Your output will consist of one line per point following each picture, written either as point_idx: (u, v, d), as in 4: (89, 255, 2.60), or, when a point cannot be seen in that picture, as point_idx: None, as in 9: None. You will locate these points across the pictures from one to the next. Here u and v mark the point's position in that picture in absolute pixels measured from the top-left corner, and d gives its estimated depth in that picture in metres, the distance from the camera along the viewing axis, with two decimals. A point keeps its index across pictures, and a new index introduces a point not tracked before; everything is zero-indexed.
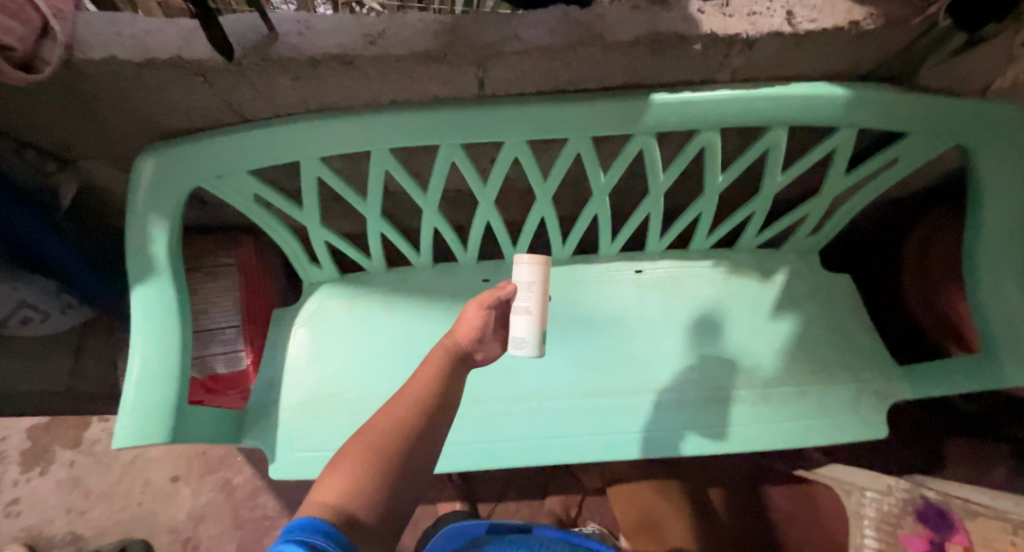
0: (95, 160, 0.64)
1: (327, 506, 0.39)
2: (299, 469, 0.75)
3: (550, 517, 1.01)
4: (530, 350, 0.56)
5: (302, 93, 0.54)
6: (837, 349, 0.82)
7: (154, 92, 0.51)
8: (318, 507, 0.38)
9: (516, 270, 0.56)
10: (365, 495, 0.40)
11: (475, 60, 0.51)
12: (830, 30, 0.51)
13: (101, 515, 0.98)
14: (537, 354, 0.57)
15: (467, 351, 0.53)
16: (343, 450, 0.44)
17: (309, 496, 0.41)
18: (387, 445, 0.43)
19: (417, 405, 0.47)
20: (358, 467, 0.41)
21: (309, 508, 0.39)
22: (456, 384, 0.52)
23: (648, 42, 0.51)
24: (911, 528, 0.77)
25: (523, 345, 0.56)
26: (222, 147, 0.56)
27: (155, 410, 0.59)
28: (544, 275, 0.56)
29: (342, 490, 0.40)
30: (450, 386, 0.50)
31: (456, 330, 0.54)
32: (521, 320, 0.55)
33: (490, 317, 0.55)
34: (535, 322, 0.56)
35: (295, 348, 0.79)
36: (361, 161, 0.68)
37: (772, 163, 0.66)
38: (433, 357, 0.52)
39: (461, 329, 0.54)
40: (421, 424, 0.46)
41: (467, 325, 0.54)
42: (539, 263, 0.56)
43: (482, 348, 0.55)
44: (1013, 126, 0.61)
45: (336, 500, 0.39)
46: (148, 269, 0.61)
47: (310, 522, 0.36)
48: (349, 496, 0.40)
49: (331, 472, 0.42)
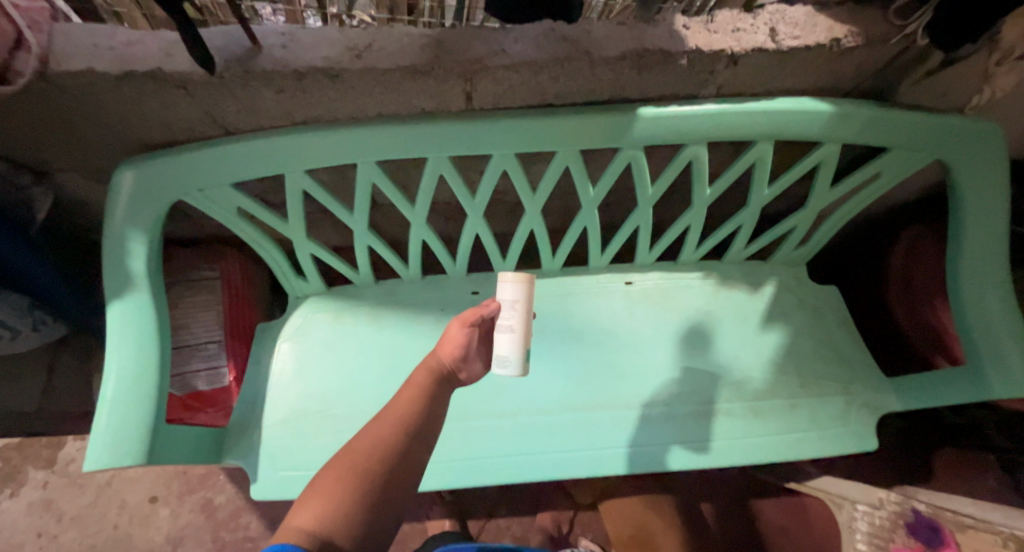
0: (71, 172, 0.62)
1: (302, 531, 0.37)
2: (280, 490, 0.72)
3: (541, 533, 0.99)
4: (513, 370, 0.56)
5: (287, 106, 0.53)
6: (826, 360, 0.82)
7: (134, 105, 0.50)
8: (296, 531, 0.37)
9: (500, 289, 0.57)
10: (343, 520, 0.39)
11: (462, 74, 0.51)
12: (812, 47, 0.52)
13: (74, 539, 0.94)
14: (520, 374, 0.56)
15: (450, 369, 0.53)
16: (321, 473, 0.42)
17: (285, 521, 0.39)
18: (368, 468, 0.42)
19: (398, 428, 0.46)
20: (337, 490, 0.40)
21: (283, 534, 0.37)
22: (439, 404, 0.51)
23: (635, 57, 0.51)
24: (904, 541, 0.76)
25: (507, 364, 0.55)
26: (204, 159, 0.55)
27: (129, 431, 0.57)
28: (527, 293, 0.56)
29: (319, 515, 0.39)
30: (432, 407, 0.50)
31: (440, 347, 0.54)
32: (504, 338, 0.55)
33: (474, 335, 0.55)
34: (517, 341, 0.55)
35: (279, 364, 0.77)
36: (348, 174, 0.68)
37: (759, 176, 0.66)
38: (415, 377, 0.51)
39: (444, 347, 0.53)
40: (405, 439, 0.46)
41: (450, 343, 0.53)
42: (522, 281, 0.56)
43: (467, 367, 0.54)
44: (992, 141, 0.62)
45: (312, 525, 0.38)
46: (125, 284, 0.59)
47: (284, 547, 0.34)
48: (326, 521, 0.38)
49: (310, 494, 0.40)
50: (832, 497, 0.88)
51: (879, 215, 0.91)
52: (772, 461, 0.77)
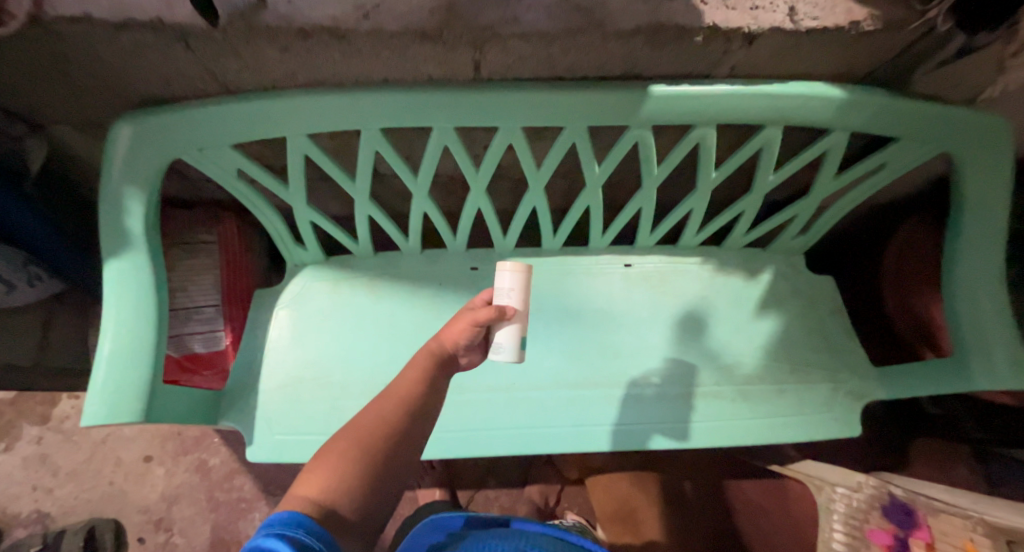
0: (67, 126, 0.61)
1: (310, 500, 0.39)
2: (274, 452, 0.73)
3: (529, 505, 1.02)
4: (507, 356, 0.53)
5: (291, 66, 0.51)
6: (817, 347, 0.84)
7: (132, 58, 0.49)
8: (302, 500, 0.39)
9: (498, 277, 0.53)
10: (348, 491, 0.41)
11: (472, 41, 0.49)
12: (831, 29, 0.50)
13: (69, 493, 0.96)
14: (516, 360, 0.54)
15: (450, 354, 0.53)
16: (328, 443, 0.44)
17: (291, 489, 0.41)
18: (370, 446, 0.44)
19: (399, 410, 0.47)
20: (339, 465, 0.42)
21: (290, 502, 0.39)
22: (438, 389, 0.51)
23: (649, 32, 0.50)
24: (877, 523, 0.81)
25: (502, 350, 0.53)
26: (203, 118, 0.54)
27: (125, 390, 0.57)
28: (525, 282, 0.52)
29: (324, 485, 0.40)
30: (432, 391, 0.50)
31: (444, 331, 0.53)
32: (502, 327, 0.52)
33: (481, 332, 0.52)
34: (515, 329, 0.52)
35: (276, 330, 0.78)
36: (350, 140, 0.66)
37: (766, 161, 0.66)
38: (416, 360, 0.52)
39: (447, 334, 0.53)
40: (407, 420, 0.47)
41: (455, 332, 0.52)
42: (521, 271, 0.52)
43: (467, 353, 0.54)
44: (1002, 136, 0.62)
45: (318, 495, 0.39)
46: (123, 243, 0.59)
47: (292, 517, 0.36)
48: (333, 492, 0.40)
49: (316, 464, 0.42)
50: (811, 480, 0.90)
51: (880, 207, 0.91)
52: (757, 443, 0.79)
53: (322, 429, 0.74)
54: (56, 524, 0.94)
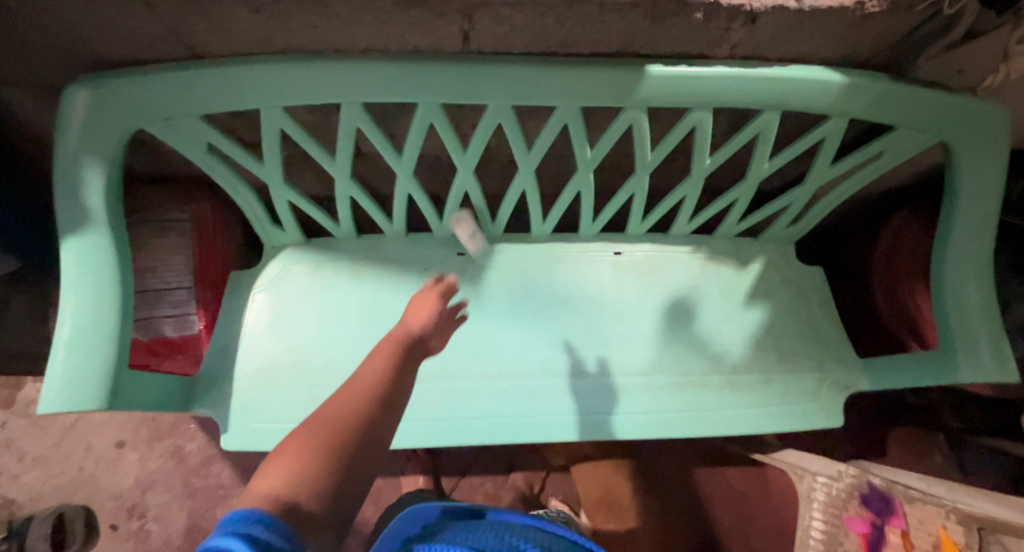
0: (18, 89, 0.56)
1: (270, 496, 0.36)
2: (251, 441, 0.71)
3: (513, 492, 1.02)
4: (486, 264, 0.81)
5: (264, 30, 0.47)
6: (805, 338, 0.83)
7: (85, 13, 0.44)
8: (260, 497, 0.36)
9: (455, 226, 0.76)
10: (313, 485, 0.37)
11: (461, 8, 0.46)
12: (835, 9, 0.48)
13: (36, 479, 0.93)
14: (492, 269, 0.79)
15: (417, 339, 0.52)
16: (290, 435, 0.41)
17: (249, 486, 0.37)
18: (337, 438, 0.40)
19: (363, 397, 0.45)
20: (303, 459, 0.38)
21: (249, 498, 0.36)
22: (404, 377, 0.49)
23: (649, 5, 0.47)
24: (857, 511, 0.82)
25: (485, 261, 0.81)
26: (167, 85, 0.50)
27: (87, 377, 0.54)
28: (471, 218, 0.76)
29: (287, 481, 0.37)
30: (399, 382, 0.48)
31: (409, 317, 0.54)
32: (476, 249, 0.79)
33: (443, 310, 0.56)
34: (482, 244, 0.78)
35: (253, 314, 0.75)
36: (331, 115, 0.63)
37: (762, 148, 0.64)
38: (382, 348, 0.50)
39: (411, 317, 0.54)
40: (375, 408, 0.44)
41: (420, 315, 0.53)
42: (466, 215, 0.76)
43: (433, 338, 0.54)
44: (999, 127, 0.61)
45: (279, 490, 0.36)
46: (82, 220, 0.55)
47: (250, 516, 0.33)
48: (296, 485, 0.37)
49: (276, 460, 0.38)
50: (792, 469, 0.92)
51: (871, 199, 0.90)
52: (741, 432, 0.79)
53: (301, 418, 0.72)
54: (23, 511, 0.91)
